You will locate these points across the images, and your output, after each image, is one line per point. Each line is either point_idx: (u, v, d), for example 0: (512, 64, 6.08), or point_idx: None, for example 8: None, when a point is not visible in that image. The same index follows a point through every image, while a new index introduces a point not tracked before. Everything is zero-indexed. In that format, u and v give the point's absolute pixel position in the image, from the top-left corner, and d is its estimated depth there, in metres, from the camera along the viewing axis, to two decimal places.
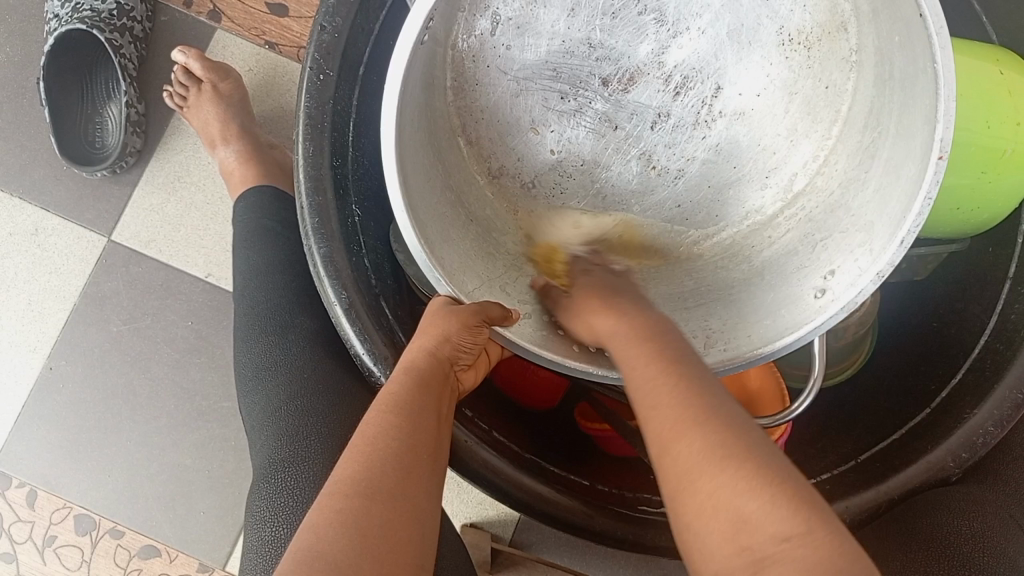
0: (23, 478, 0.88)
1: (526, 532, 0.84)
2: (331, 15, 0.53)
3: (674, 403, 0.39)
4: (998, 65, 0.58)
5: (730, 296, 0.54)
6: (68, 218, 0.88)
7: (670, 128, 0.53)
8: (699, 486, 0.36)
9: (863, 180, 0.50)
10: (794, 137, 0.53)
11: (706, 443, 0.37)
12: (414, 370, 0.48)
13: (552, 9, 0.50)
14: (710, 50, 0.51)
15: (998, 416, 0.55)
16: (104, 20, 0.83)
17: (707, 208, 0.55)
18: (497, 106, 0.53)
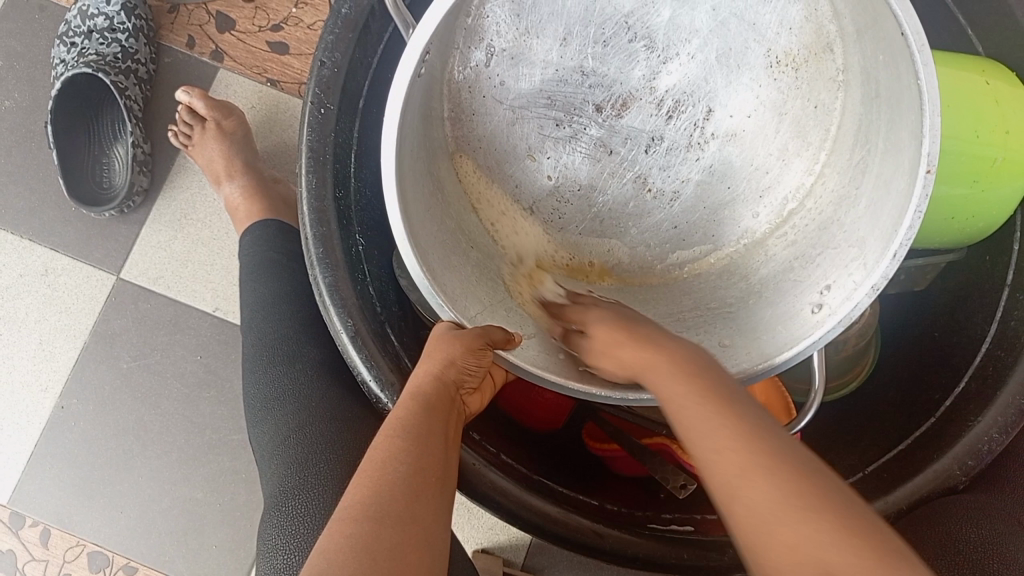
0: (36, 517, 0.88)
1: (538, 556, 0.84)
2: (330, 51, 0.55)
3: (730, 439, 0.38)
4: (984, 75, 0.59)
5: (728, 314, 0.55)
6: (77, 257, 0.89)
7: (664, 151, 0.54)
8: (778, 539, 0.34)
9: (856, 198, 0.51)
10: (785, 157, 0.54)
11: (786, 490, 0.35)
12: (421, 397, 0.48)
13: (544, 38, 0.52)
14: (700, 73, 0.52)
15: (1004, 422, 0.55)
16: (109, 63, 0.85)
17: (704, 228, 0.57)
18: (494, 133, 0.54)
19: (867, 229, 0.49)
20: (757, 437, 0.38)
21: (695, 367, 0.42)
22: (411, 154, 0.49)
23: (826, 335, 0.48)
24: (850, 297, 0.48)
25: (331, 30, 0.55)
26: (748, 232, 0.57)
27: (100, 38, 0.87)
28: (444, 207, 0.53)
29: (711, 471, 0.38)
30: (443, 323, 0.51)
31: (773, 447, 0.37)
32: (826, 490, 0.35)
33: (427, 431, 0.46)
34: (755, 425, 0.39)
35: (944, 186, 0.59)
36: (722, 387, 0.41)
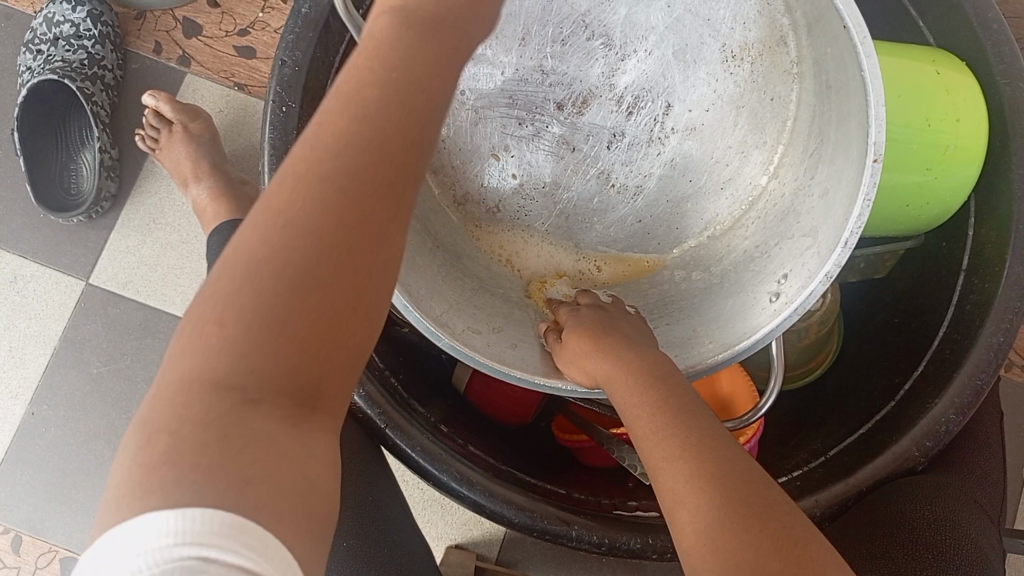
0: (7, 525, 0.88)
1: (512, 550, 0.85)
2: (291, 50, 0.56)
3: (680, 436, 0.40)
4: (935, 65, 0.60)
5: (692, 304, 0.56)
6: (46, 264, 0.89)
7: (625, 147, 0.55)
8: (710, 554, 0.36)
9: (806, 191, 0.52)
10: (738, 151, 0.56)
11: (720, 505, 0.37)
12: (331, 159, 0.29)
13: (507, 42, 0.53)
14: (656, 70, 0.54)
15: (960, 403, 0.57)
16: (75, 69, 0.86)
17: (668, 221, 0.58)
18: (459, 136, 0.55)
19: (814, 222, 0.50)
20: (706, 452, 0.39)
21: (654, 375, 0.44)
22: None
23: (782, 322, 0.48)
24: (801, 289, 0.48)
25: (291, 29, 0.56)
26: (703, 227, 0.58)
27: (67, 45, 0.88)
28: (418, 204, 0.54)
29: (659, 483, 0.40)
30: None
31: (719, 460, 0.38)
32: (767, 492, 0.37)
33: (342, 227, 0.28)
34: (702, 436, 0.40)
35: (892, 173, 0.61)
36: (680, 398, 0.43)
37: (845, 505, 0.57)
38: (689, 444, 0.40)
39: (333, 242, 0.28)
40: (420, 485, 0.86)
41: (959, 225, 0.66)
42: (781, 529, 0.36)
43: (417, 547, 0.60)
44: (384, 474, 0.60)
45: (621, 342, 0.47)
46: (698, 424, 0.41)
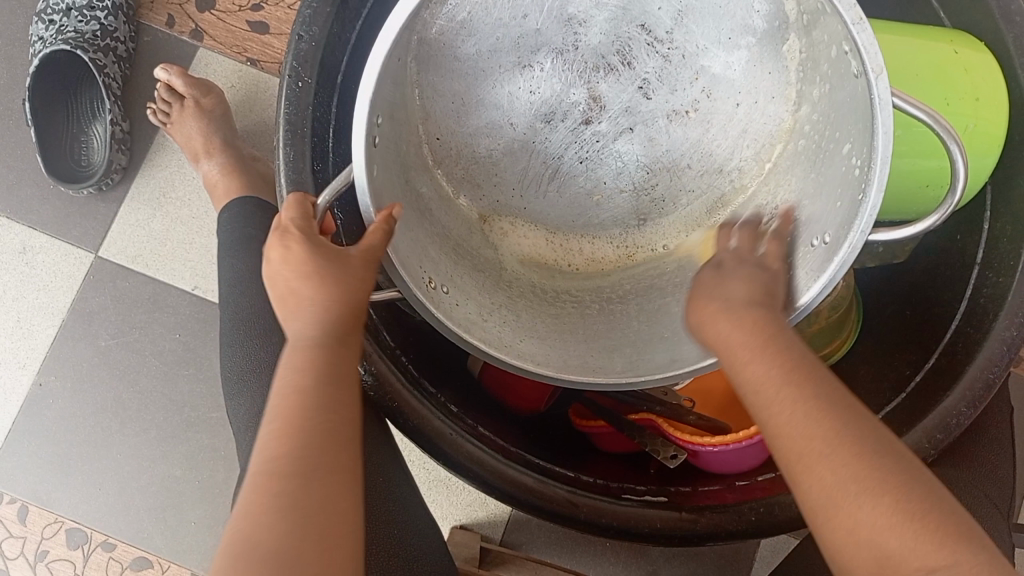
0: (15, 494, 0.88)
1: (516, 532, 0.85)
2: (308, 25, 0.55)
3: (803, 413, 0.40)
4: (953, 45, 0.60)
5: (816, 165, 0.53)
6: (56, 236, 0.89)
7: (661, 85, 0.55)
8: (848, 521, 0.38)
9: (818, 34, 0.50)
10: (738, 36, 0.54)
11: (849, 472, 0.39)
12: (282, 455, 0.40)
13: (472, 107, 0.55)
14: (613, 20, 0.54)
15: (971, 397, 0.56)
16: (87, 40, 0.85)
17: (761, 101, 0.55)
18: (570, 207, 0.59)
19: (850, 112, 0.48)
20: (839, 427, 0.40)
21: (766, 338, 0.43)
22: (382, 172, 0.50)
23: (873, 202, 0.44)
24: (864, 190, 0.45)
25: (309, 4, 0.55)
26: (787, 119, 0.56)
27: (80, 16, 0.87)
28: (470, 260, 0.57)
29: (778, 447, 0.41)
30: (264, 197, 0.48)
31: (844, 425, 0.40)
32: (890, 471, 0.38)
33: (307, 503, 0.39)
34: (828, 400, 0.41)
35: (909, 156, 0.61)
36: (800, 362, 0.42)
37: None
38: (807, 417, 0.40)
39: (296, 520, 0.38)
40: (426, 465, 0.86)
41: (975, 216, 0.65)
42: (910, 494, 0.38)
43: (427, 528, 0.60)
44: (394, 455, 0.61)
45: (723, 306, 0.45)
46: (823, 390, 0.41)
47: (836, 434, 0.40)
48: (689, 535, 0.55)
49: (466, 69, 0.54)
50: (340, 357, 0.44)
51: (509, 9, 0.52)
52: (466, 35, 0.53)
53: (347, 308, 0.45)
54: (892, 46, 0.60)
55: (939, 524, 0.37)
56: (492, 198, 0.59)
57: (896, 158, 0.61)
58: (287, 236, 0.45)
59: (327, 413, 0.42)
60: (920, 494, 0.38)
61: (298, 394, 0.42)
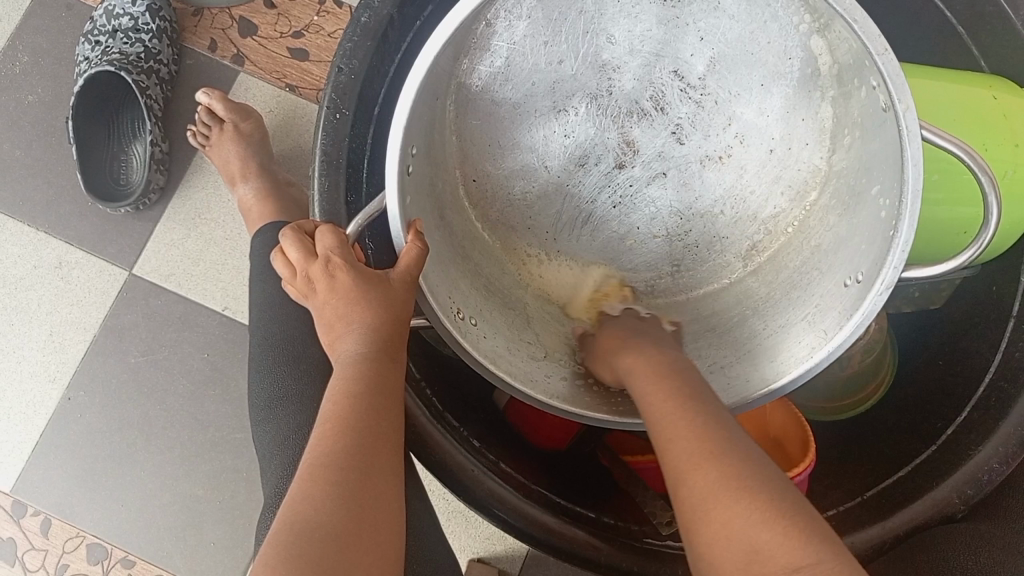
0: (38, 507, 0.89)
1: (533, 569, 0.84)
2: (348, 59, 0.56)
3: (690, 435, 0.42)
4: (993, 90, 0.59)
5: (846, 214, 0.53)
6: (91, 252, 0.90)
7: (693, 132, 0.57)
8: (716, 521, 0.38)
9: (854, 86, 0.50)
10: (771, 82, 0.54)
11: (728, 472, 0.40)
12: (332, 461, 0.43)
13: (508, 149, 0.57)
14: (646, 67, 0.55)
15: (1004, 453, 0.55)
16: (132, 62, 0.87)
17: (794, 153, 0.56)
18: (602, 251, 0.60)
19: (882, 161, 0.48)
20: (716, 442, 0.41)
21: (669, 372, 0.48)
22: (414, 203, 0.50)
23: (901, 240, 0.45)
24: (894, 228, 0.45)
25: (349, 37, 0.56)
26: (822, 167, 0.56)
27: (125, 38, 0.88)
28: (502, 298, 0.58)
29: (671, 459, 0.42)
30: (287, 230, 0.49)
31: (720, 444, 0.41)
32: (765, 484, 0.39)
33: (351, 509, 0.41)
34: (717, 424, 0.43)
35: (948, 203, 0.60)
36: (712, 413, 0.44)
37: (880, 547, 0.57)
38: (693, 427, 0.43)
39: (341, 522, 0.40)
40: (446, 496, 0.86)
41: (1012, 265, 0.64)
42: (782, 502, 0.38)
43: (447, 562, 0.60)
44: (416, 486, 0.61)
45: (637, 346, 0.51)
46: (715, 417, 0.44)
47: (714, 443, 0.41)
48: None
49: (504, 112, 0.56)
50: (387, 370, 0.47)
51: (544, 55, 0.54)
52: (504, 81, 0.55)
53: (391, 328, 0.47)
54: (931, 90, 0.60)
55: (811, 529, 0.37)
56: (526, 240, 0.60)
57: (932, 204, 0.60)
58: (329, 264, 0.46)
59: (371, 425, 0.45)
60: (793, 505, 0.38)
61: (346, 407, 0.45)
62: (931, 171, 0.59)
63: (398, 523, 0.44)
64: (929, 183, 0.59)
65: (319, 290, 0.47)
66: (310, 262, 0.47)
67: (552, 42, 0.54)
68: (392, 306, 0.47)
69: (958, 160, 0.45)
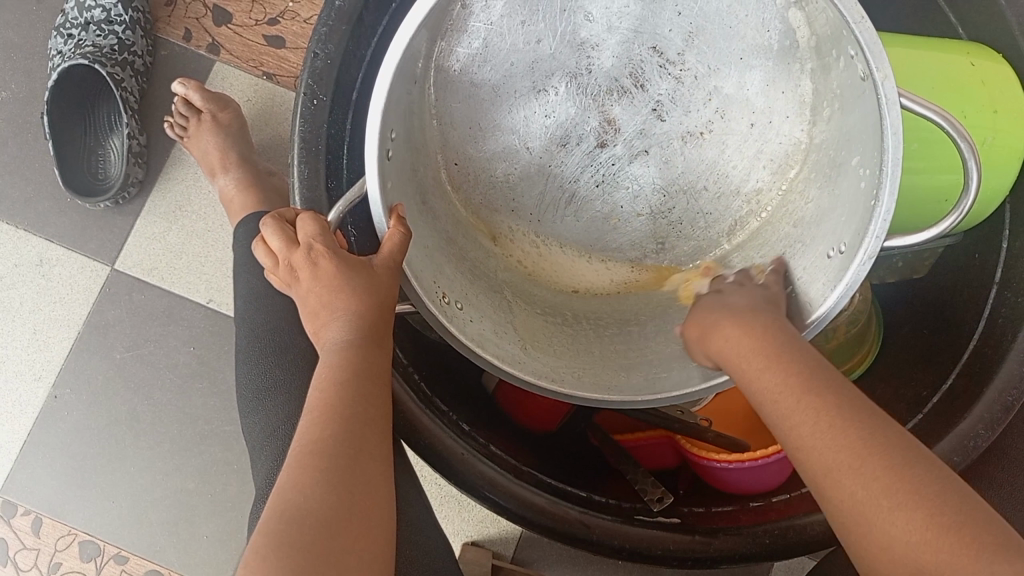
0: (28, 506, 0.88)
1: (527, 551, 0.85)
2: (324, 43, 0.55)
3: (806, 407, 0.42)
4: (969, 56, 0.59)
5: (828, 186, 0.53)
6: (72, 248, 0.89)
7: (673, 108, 0.56)
8: (846, 499, 0.38)
9: (832, 58, 0.51)
10: (750, 56, 0.54)
11: (842, 455, 0.39)
12: (321, 448, 0.43)
13: (488, 131, 0.56)
14: (624, 44, 0.55)
15: (990, 417, 0.56)
16: (106, 55, 0.86)
17: (775, 126, 0.56)
18: (586, 231, 0.60)
19: (861, 131, 0.48)
20: (846, 412, 0.41)
21: (761, 331, 0.47)
22: (396, 188, 0.50)
23: (880, 209, 0.45)
24: (875, 197, 0.45)
25: (324, 21, 0.55)
26: (803, 140, 0.56)
27: (98, 29, 0.88)
28: (486, 281, 0.57)
29: (793, 433, 0.42)
30: (267, 219, 0.48)
31: (838, 415, 0.40)
32: (890, 455, 0.38)
33: (340, 495, 0.41)
34: (832, 392, 0.42)
35: (928, 172, 0.60)
36: (825, 378, 0.43)
37: None
38: (809, 399, 0.42)
39: (331, 508, 0.40)
40: (438, 481, 0.86)
41: (993, 233, 0.64)
42: (912, 476, 0.37)
43: (440, 545, 0.60)
44: (407, 471, 0.61)
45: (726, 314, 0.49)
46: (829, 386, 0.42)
47: (832, 414, 0.41)
48: (702, 559, 0.55)
49: (483, 94, 0.55)
50: (373, 357, 0.47)
51: (522, 35, 0.54)
52: (482, 63, 0.54)
53: (376, 314, 0.47)
54: (910, 58, 0.59)
55: (944, 503, 0.36)
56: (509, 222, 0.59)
57: (914, 174, 0.60)
58: (310, 251, 0.46)
59: (359, 411, 0.44)
60: (928, 484, 0.37)
61: (333, 394, 0.44)
62: (910, 140, 0.59)
63: (387, 508, 0.44)
64: (909, 151, 0.59)
65: (302, 279, 0.47)
66: (292, 250, 0.47)
67: (529, 22, 0.53)
68: (377, 293, 0.47)
69: (939, 128, 0.45)
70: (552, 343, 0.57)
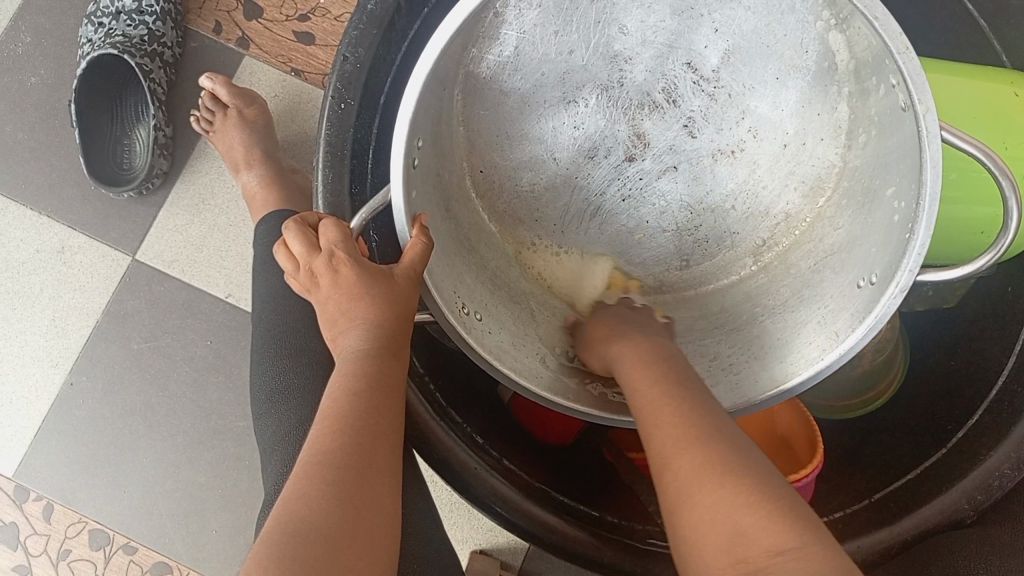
0: (40, 492, 0.89)
1: (534, 562, 0.84)
2: (354, 47, 0.54)
3: (674, 422, 0.43)
4: (1014, 86, 0.58)
5: (860, 211, 0.52)
6: (94, 237, 0.90)
7: (704, 125, 0.55)
8: (698, 503, 0.40)
9: (872, 84, 0.49)
10: (786, 76, 0.53)
11: (709, 458, 0.41)
12: (329, 460, 0.42)
13: (515, 140, 0.56)
14: (658, 58, 0.54)
15: (1016, 458, 0.54)
16: (135, 45, 0.86)
17: (808, 148, 0.55)
18: (610, 245, 0.59)
19: (899, 160, 0.47)
20: (701, 427, 0.43)
21: (660, 371, 0.48)
22: (420, 197, 0.49)
23: (915, 244, 0.43)
24: (911, 230, 0.44)
25: (355, 25, 0.54)
26: (836, 163, 0.55)
27: (127, 19, 0.87)
28: (506, 292, 0.57)
29: (655, 445, 0.43)
30: (289, 222, 0.48)
31: (702, 430, 0.42)
32: (743, 467, 0.40)
33: (346, 509, 0.41)
34: (704, 413, 0.44)
35: (964, 202, 0.58)
36: (699, 403, 0.45)
37: (890, 552, 0.56)
38: (677, 414, 0.44)
39: (336, 523, 0.40)
40: (448, 488, 0.85)
41: None
42: (763, 485, 0.39)
43: (448, 558, 0.59)
44: (418, 481, 0.60)
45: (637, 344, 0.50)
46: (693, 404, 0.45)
47: (695, 428, 0.43)
48: None
49: (512, 103, 0.54)
50: (389, 367, 0.46)
51: (554, 45, 0.53)
52: (512, 71, 0.53)
53: (394, 324, 0.47)
54: (951, 86, 0.58)
55: (790, 512, 0.38)
56: (533, 231, 0.59)
57: (950, 204, 0.59)
58: (332, 258, 0.46)
59: (370, 423, 0.44)
60: (778, 492, 0.39)
61: (345, 405, 0.44)
62: (948, 171, 0.58)
63: (394, 524, 0.43)
64: (948, 182, 0.58)
65: (322, 284, 0.46)
66: (314, 254, 0.46)
67: (561, 32, 0.52)
68: (395, 302, 0.46)
69: (980, 164, 0.44)
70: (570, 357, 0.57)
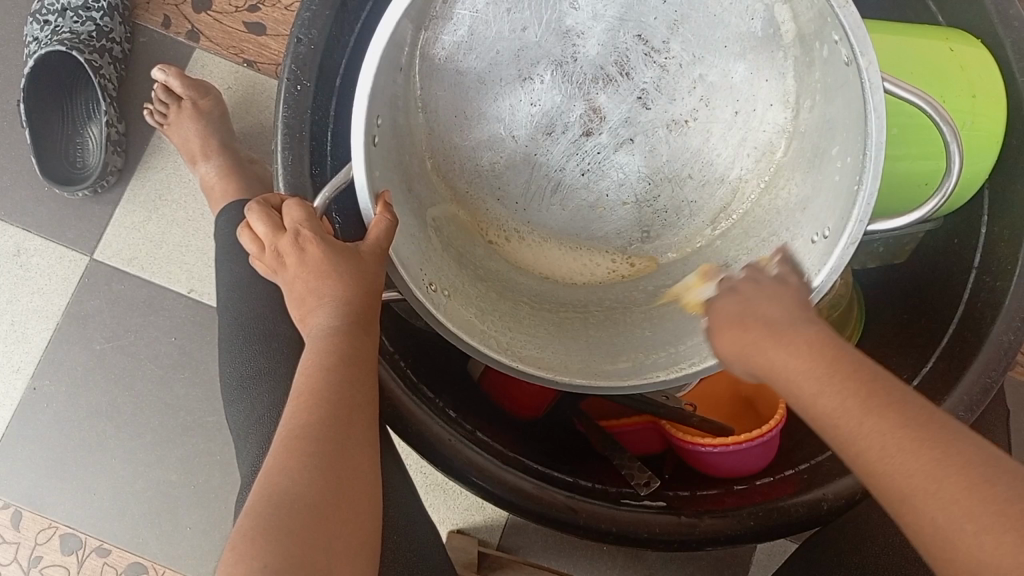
0: (7, 499, 0.87)
1: (513, 538, 0.85)
2: (306, 28, 0.55)
3: (851, 380, 0.38)
4: (948, 43, 0.60)
5: (810, 171, 0.54)
6: (50, 238, 0.88)
7: (659, 97, 0.56)
8: (885, 470, 0.35)
9: (817, 49, 0.51)
10: (734, 44, 0.55)
11: (884, 422, 0.36)
12: (307, 433, 0.42)
13: (474, 120, 0.56)
14: (610, 31, 0.55)
15: (969, 400, 0.57)
16: (83, 41, 0.84)
17: (759, 116, 0.56)
18: (571, 223, 0.60)
19: (844, 118, 0.49)
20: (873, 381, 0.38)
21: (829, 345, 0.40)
22: (382, 175, 0.50)
23: (863, 194, 0.45)
24: (859, 180, 0.46)
25: (308, 7, 0.55)
26: (787, 127, 0.57)
27: (75, 16, 0.87)
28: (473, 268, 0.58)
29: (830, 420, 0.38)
30: (252, 204, 0.48)
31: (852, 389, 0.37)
32: (878, 411, 0.36)
33: (327, 480, 0.41)
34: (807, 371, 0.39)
35: (909, 157, 0.61)
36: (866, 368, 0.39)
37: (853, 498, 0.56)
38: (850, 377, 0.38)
39: (318, 493, 0.40)
40: (425, 470, 0.86)
41: (970, 218, 0.65)
42: (902, 426, 0.36)
43: (427, 532, 0.60)
44: (393, 459, 0.60)
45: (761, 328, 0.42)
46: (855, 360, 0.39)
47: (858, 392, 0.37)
48: (687, 542, 0.56)
49: (468, 83, 0.55)
50: (360, 342, 0.46)
51: (507, 22, 0.54)
52: (467, 51, 0.54)
53: (363, 300, 0.47)
54: (888, 46, 0.60)
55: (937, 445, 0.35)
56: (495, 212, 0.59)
57: (893, 160, 0.61)
58: (298, 237, 0.46)
59: (346, 396, 0.44)
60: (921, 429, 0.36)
61: (320, 380, 0.44)
62: (891, 125, 0.60)
63: (374, 495, 0.44)
64: (891, 138, 0.60)
65: (288, 264, 0.46)
66: (279, 234, 0.46)
67: (513, 11, 0.53)
68: (364, 278, 0.47)
69: (921, 111, 0.46)
70: (537, 331, 0.58)
